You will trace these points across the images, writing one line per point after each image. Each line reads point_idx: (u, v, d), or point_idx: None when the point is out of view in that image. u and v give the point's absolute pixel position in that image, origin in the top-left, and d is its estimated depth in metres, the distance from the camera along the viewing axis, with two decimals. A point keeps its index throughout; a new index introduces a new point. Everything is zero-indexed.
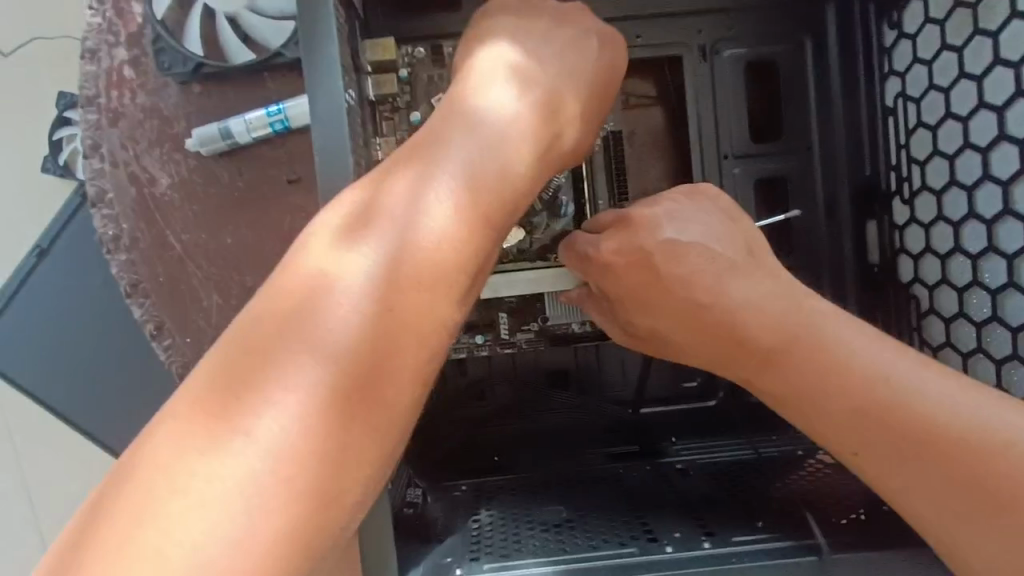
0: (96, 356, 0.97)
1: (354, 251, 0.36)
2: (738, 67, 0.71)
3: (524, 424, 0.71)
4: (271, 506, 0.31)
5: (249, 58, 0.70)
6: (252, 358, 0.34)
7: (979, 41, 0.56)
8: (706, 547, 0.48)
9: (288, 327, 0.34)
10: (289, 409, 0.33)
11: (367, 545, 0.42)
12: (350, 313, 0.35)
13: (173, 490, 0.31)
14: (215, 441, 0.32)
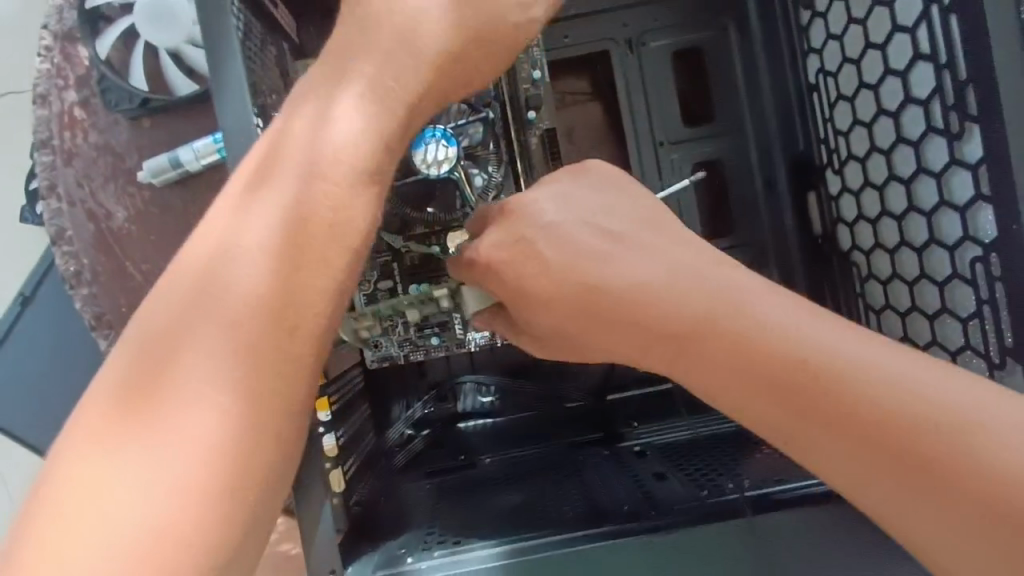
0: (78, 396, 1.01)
1: (251, 239, 0.37)
2: (664, 57, 0.74)
3: (490, 420, 0.74)
4: (172, 506, 0.32)
5: (194, 88, 0.73)
6: (158, 342, 0.35)
7: (879, 12, 0.58)
8: (649, 516, 0.50)
9: (198, 290, 0.36)
10: (192, 397, 0.33)
11: (308, 520, 0.45)
12: (256, 264, 0.36)
13: (79, 489, 0.32)
14: (121, 438, 0.32)
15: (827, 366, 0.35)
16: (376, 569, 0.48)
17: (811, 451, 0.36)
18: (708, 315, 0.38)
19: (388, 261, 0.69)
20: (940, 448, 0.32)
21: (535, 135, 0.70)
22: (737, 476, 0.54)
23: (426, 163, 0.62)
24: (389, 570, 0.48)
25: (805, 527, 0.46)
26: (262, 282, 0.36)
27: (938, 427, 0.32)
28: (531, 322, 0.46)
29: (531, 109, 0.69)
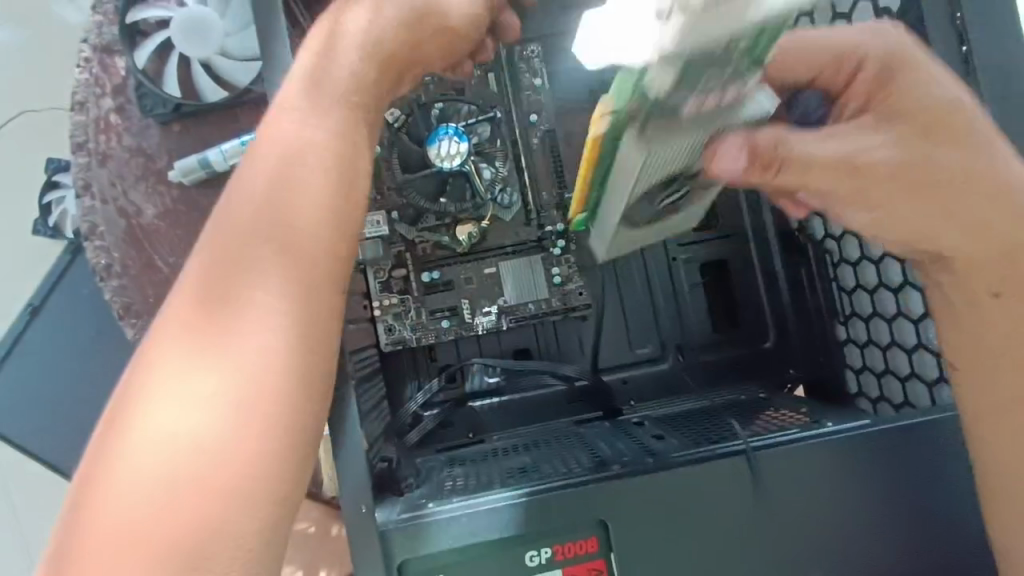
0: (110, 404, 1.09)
1: (269, 222, 0.40)
2: None
3: (498, 399, 0.78)
4: (243, 444, 0.36)
5: (221, 95, 0.79)
6: (228, 282, 0.39)
7: None
8: (648, 460, 0.54)
9: (259, 200, 0.40)
10: (262, 344, 0.38)
11: (344, 462, 0.50)
12: (309, 169, 0.41)
13: (160, 419, 0.36)
14: (197, 378, 0.37)
15: None
16: (402, 513, 0.52)
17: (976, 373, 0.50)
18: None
19: (402, 251, 0.75)
20: None
21: (537, 137, 0.77)
22: (726, 433, 0.59)
23: (441, 156, 0.70)
24: (413, 513, 0.51)
25: (788, 465, 0.52)
26: (294, 233, 0.40)
27: None
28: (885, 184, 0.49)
29: (534, 113, 0.77)
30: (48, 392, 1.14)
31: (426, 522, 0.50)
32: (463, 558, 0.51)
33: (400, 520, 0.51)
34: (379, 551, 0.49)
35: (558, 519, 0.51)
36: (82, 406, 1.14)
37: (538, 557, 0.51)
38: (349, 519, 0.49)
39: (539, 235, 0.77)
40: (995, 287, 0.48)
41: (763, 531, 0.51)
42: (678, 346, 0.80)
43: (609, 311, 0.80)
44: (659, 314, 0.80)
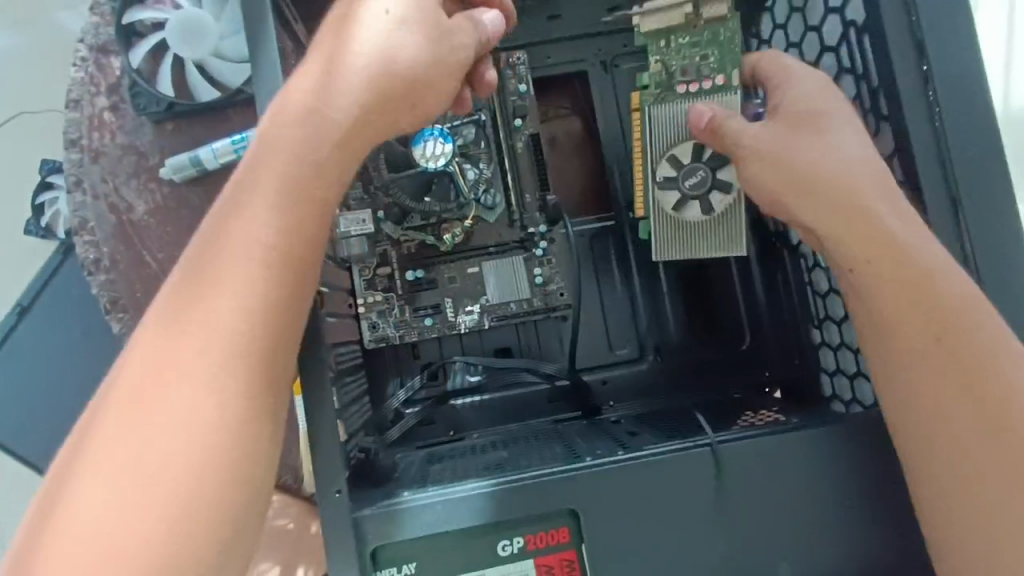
0: None
1: (218, 260, 0.44)
2: (635, 77, 0.83)
3: (480, 397, 0.79)
4: (192, 460, 0.40)
5: (215, 95, 0.81)
6: (183, 317, 0.43)
7: (811, 36, 0.68)
8: (621, 453, 0.55)
9: (216, 244, 0.44)
10: (213, 370, 0.42)
11: (320, 450, 0.50)
12: (257, 212, 0.44)
13: (119, 442, 0.40)
14: (151, 403, 0.41)
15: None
16: (377, 501, 0.53)
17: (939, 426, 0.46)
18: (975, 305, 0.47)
19: (387, 250, 0.76)
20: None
21: (521, 141, 0.79)
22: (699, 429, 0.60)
23: (427, 156, 0.71)
24: (387, 501, 0.52)
25: (756, 458, 0.53)
26: (245, 270, 0.44)
27: None
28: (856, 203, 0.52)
29: (518, 118, 0.78)
30: (33, 389, 1.14)
31: (401, 509, 0.51)
32: (436, 546, 0.51)
33: (375, 507, 0.52)
34: (354, 538, 0.50)
35: (530, 509, 0.52)
36: (67, 404, 1.14)
37: (511, 547, 0.52)
38: (325, 506, 0.50)
39: (523, 236, 0.78)
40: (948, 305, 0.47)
41: (729, 524, 0.52)
42: (657, 347, 0.81)
43: (590, 311, 0.81)
44: (638, 316, 0.82)
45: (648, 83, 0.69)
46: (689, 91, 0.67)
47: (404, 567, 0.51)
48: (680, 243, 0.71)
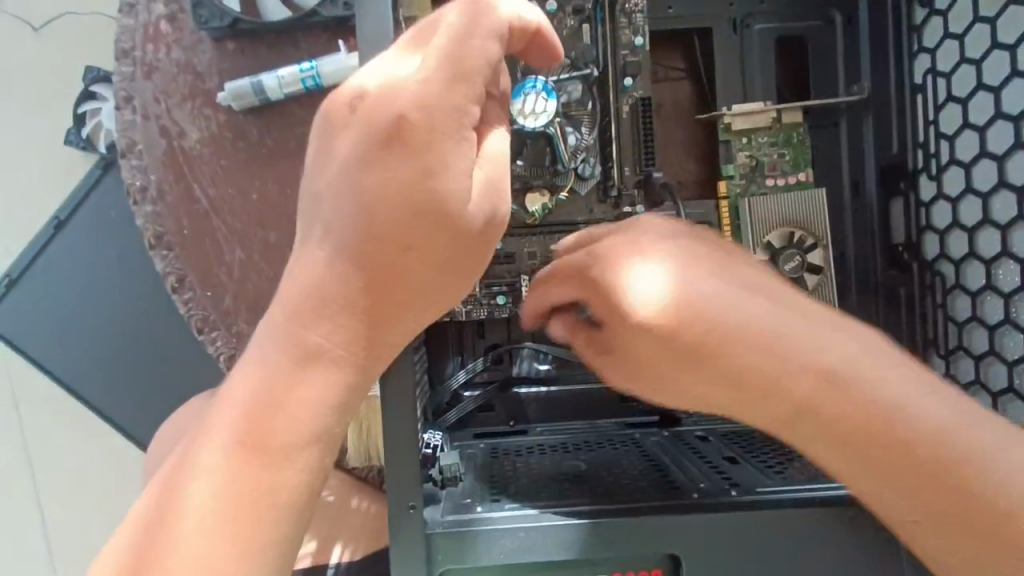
0: (160, 357, 1.10)
1: (302, 315, 0.41)
2: (767, 41, 0.72)
3: (550, 389, 0.72)
4: (261, 512, 0.40)
5: (284, 15, 0.71)
6: (271, 378, 0.41)
7: (1013, 10, 0.56)
8: (732, 493, 0.47)
9: (297, 304, 0.41)
10: (299, 420, 0.40)
11: (391, 453, 0.44)
12: (332, 267, 0.40)
13: (197, 495, 0.40)
14: (227, 459, 0.40)
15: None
16: (447, 514, 0.46)
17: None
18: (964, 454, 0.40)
19: None
20: None
21: (627, 104, 0.68)
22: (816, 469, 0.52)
23: (524, 116, 0.62)
24: (459, 517, 0.45)
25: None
26: (328, 331, 0.40)
27: None
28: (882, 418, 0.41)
29: (629, 77, 0.67)
30: (64, 312, 1.09)
31: (476, 531, 0.44)
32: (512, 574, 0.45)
33: (445, 522, 0.45)
34: (424, 556, 0.44)
35: (626, 549, 0.44)
36: (98, 332, 1.09)
37: None
38: (394, 520, 0.43)
39: (617, 215, 0.68)
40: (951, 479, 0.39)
41: None
42: None
43: None
44: None
45: (733, 173, 0.71)
46: (775, 185, 0.71)
47: None
48: None
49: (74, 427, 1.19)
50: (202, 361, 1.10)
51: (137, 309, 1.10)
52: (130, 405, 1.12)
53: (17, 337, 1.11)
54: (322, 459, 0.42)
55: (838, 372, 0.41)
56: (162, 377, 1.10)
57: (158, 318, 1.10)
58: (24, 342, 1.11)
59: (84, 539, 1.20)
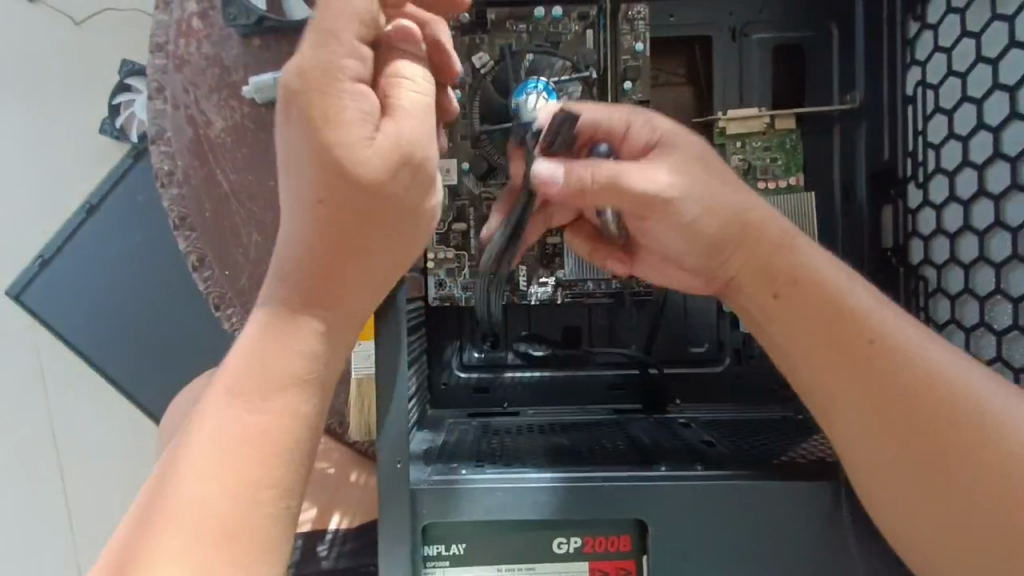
0: (180, 336, 1.16)
1: (310, 258, 0.45)
2: (763, 50, 0.75)
3: (544, 376, 0.74)
4: (265, 449, 0.44)
5: (307, 14, 0.76)
6: (266, 329, 0.46)
7: (996, 26, 0.58)
8: (699, 467, 0.50)
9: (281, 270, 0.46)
10: (302, 350, 0.45)
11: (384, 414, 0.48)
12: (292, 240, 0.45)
13: (204, 437, 0.44)
14: (229, 404, 0.45)
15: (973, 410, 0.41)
16: (434, 474, 0.50)
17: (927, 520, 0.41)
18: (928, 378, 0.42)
19: (466, 206, 0.71)
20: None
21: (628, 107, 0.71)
22: (790, 455, 0.54)
23: (527, 110, 0.66)
24: (444, 476, 0.49)
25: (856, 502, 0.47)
26: (330, 274, 0.45)
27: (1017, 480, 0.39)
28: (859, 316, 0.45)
29: (628, 80, 0.71)
30: (90, 290, 1.15)
31: (458, 489, 0.48)
32: (490, 531, 0.49)
33: (431, 481, 0.49)
34: (408, 509, 0.48)
35: (597, 514, 0.48)
36: (124, 311, 1.15)
37: (567, 545, 0.49)
38: (383, 475, 0.48)
39: None
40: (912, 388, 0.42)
41: (810, 565, 0.47)
42: (737, 350, 0.74)
43: (669, 302, 0.75)
44: (723, 316, 0.75)
45: None
46: (767, 187, 0.74)
47: (453, 546, 0.49)
48: None
49: (100, 401, 1.25)
50: (222, 341, 1.15)
51: (161, 290, 1.15)
52: (150, 381, 1.17)
53: (52, 315, 1.17)
54: (309, 416, 0.46)
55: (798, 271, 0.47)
56: (182, 355, 1.16)
57: (181, 299, 1.16)
58: (54, 319, 1.17)
59: (104, 508, 1.26)
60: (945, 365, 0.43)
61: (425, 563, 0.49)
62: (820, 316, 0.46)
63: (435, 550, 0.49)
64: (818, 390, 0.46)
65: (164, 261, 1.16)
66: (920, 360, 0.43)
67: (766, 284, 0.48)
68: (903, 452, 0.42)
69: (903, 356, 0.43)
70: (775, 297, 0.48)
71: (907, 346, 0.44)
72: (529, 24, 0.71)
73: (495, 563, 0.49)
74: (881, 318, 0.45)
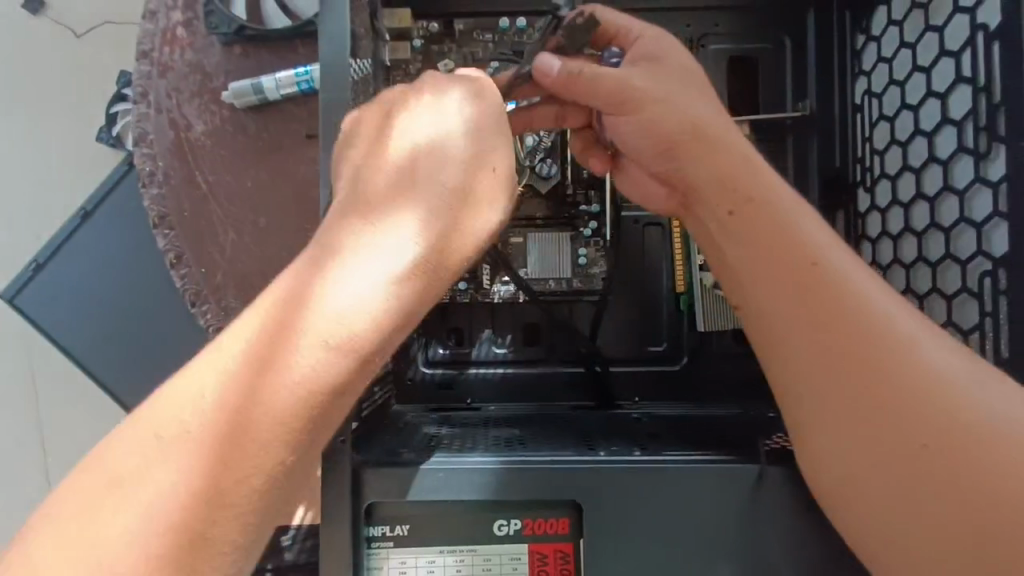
0: (166, 337, 1.19)
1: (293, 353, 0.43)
2: (720, 62, 0.78)
3: (504, 375, 0.76)
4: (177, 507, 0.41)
5: (286, 24, 0.80)
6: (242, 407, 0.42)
7: (929, 36, 0.62)
8: (635, 453, 0.52)
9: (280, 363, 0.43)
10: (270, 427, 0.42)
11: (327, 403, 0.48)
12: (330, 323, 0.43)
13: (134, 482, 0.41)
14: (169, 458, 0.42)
15: (895, 349, 0.43)
16: (382, 459, 0.51)
17: (839, 453, 0.43)
18: (857, 311, 0.44)
19: None
20: (958, 434, 0.40)
21: None
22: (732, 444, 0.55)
23: None
24: (391, 459, 0.51)
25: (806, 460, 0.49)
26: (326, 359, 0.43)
27: (932, 417, 0.41)
28: (795, 235, 0.47)
29: None
30: (79, 291, 1.18)
31: (403, 469, 0.50)
32: (432, 513, 0.50)
33: (377, 464, 0.50)
34: (351, 489, 0.49)
35: (534, 495, 0.49)
36: (112, 312, 1.18)
37: (506, 527, 0.50)
38: (329, 455, 0.49)
39: (572, 214, 0.75)
40: (839, 317, 0.44)
41: (739, 549, 0.49)
42: (694, 349, 0.76)
43: (629, 303, 0.77)
44: (682, 316, 0.77)
45: None
46: None
47: (396, 527, 0.50)
48: (723, 315, 0.73)
49: (83, 402, 1.27)
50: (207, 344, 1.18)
51: (149, 292, 1.19)
52: (134, 380, 1.19)
53: (40, 315, 1.20)
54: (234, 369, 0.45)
55: (746, 194, 0.49)
56: (168, 357, 1.19)
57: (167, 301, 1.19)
58: (43, 317, 1.20)
59: None
60: (875, 302, 0.44)
61: (368, 543, 0.50)
62: (770, 246, 0.48)
63: (378, 531, 0.50)
64: (756, 312, 0.48)
65: (151, 263, 1.19)
66: (857, 287, 0.45)
67: (717, 196, 0.50)
68: (821, 379, 0.44)
69: (843, 288, 0.45)
70: (730, 215, 0.50)
71: (850, 274, 0.46)
72: (494, 34, 0.75)
73: (436, 545, 0.50)
74: (811, 239, 0.47)
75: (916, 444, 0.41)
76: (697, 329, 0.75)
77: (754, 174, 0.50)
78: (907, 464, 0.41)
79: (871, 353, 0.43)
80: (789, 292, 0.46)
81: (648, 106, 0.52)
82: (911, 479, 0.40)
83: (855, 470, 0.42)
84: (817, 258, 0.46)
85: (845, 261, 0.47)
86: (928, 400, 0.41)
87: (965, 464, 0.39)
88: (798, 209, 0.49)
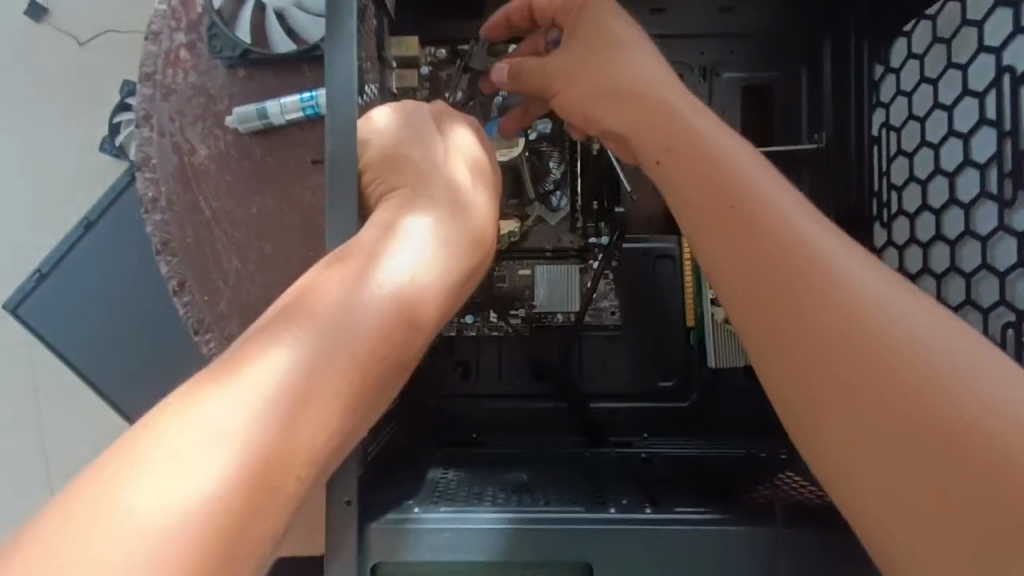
0: (169, 355, 1.17)
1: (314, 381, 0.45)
2: (734, 90, 0.76)
3: (510, 409, 0.75)
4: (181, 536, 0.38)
5: (291, 48, 0.79)
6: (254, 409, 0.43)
7: (951, 74, 0.60)
8: (648, 511, 0.50)
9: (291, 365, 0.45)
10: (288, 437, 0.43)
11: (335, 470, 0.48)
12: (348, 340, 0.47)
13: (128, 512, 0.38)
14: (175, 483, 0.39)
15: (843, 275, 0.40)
16: (389, 515, 0.50)
17: (809, 401, 0.40)
18: (801, 240, 0.42)
19: None
20: (922, 357, 0.37)
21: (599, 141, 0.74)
22: (745, 496, 0.54)
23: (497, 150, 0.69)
24: (398, 516, 0.49)
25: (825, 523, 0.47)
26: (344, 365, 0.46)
27: (892, 342, 0.37)
28: (733, 169, 0.46)
29: None
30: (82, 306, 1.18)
31: (410, 527, 0.49)
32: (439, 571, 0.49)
33: (384, 522, 0.49)
34: (356, 548, 0.48)
35: (542, 555, 0.48)
36: (114, 328, 1.17)
37: None
38: (332, 515, 0.48)
39: (582, 246, 0.74)
40: (785, 249, 0.42)
41: None
42: (705, 384, 0.75)
43: (638, 336, 0.76)
44: (692, 350, 0.76)
45: None
46: None
47: None
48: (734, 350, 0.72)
49: (86, 417, 1.27)
50: None
51: (151, 309, 1.17)
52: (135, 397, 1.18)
53: (43, 326, 1.19)
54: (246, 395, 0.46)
55: (687, 136, 0.49)
56: (170, 376, 1.17)
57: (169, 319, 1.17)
58: (46, 328, 1.19)
59: None
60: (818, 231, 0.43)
61: None
62: (708, 186, 0.47)
63: None
64: (708, 260, 0.46)
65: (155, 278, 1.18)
66: (794, 227, 0.43)
67: (657, 143, 0.51)
68: (774, 319, 0.42)
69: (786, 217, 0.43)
70: (663, 165, 0.50)
71: (786, 216, 0.43)
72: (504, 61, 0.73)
73: None
74: (747, 171, 0.46)
75: (878, 376, 0.37)
76: (709, 365, 0.74)
77: (684, 123, 0.50)
78: (878, 398, 0.37)
79: (822, 282, 0.40)
80: (732, 229, 0.45)
81: (629, 95, 0.54)
82: (881, 413, 0.37)
83: (826, 413, 0.39)
84: (757, 189, 0.45)
85: (786, 191, 0.45)
86: (886, 326, 0.38)
87: (917, 419, 0.36)
88: (736, 145, 0.48)
